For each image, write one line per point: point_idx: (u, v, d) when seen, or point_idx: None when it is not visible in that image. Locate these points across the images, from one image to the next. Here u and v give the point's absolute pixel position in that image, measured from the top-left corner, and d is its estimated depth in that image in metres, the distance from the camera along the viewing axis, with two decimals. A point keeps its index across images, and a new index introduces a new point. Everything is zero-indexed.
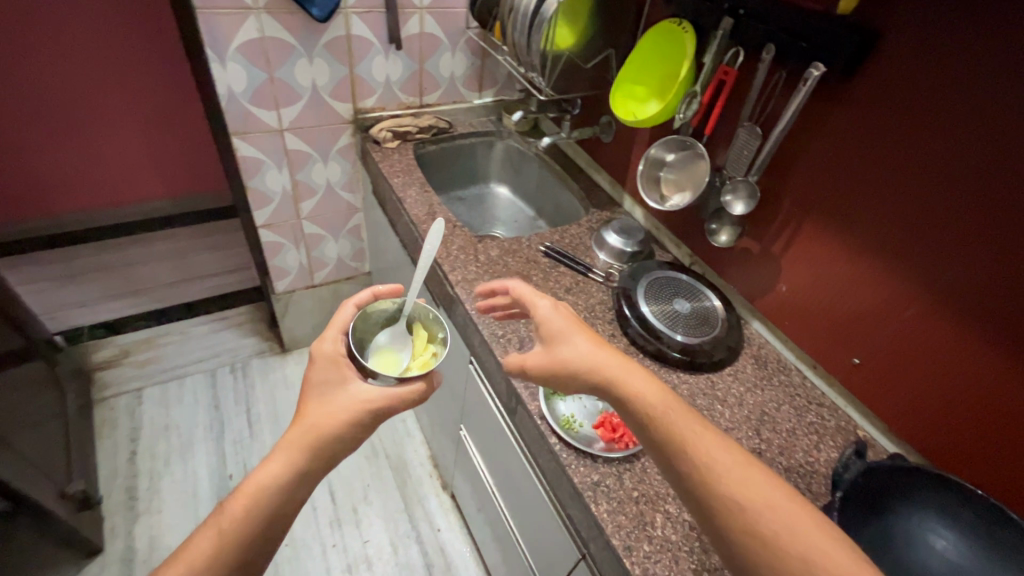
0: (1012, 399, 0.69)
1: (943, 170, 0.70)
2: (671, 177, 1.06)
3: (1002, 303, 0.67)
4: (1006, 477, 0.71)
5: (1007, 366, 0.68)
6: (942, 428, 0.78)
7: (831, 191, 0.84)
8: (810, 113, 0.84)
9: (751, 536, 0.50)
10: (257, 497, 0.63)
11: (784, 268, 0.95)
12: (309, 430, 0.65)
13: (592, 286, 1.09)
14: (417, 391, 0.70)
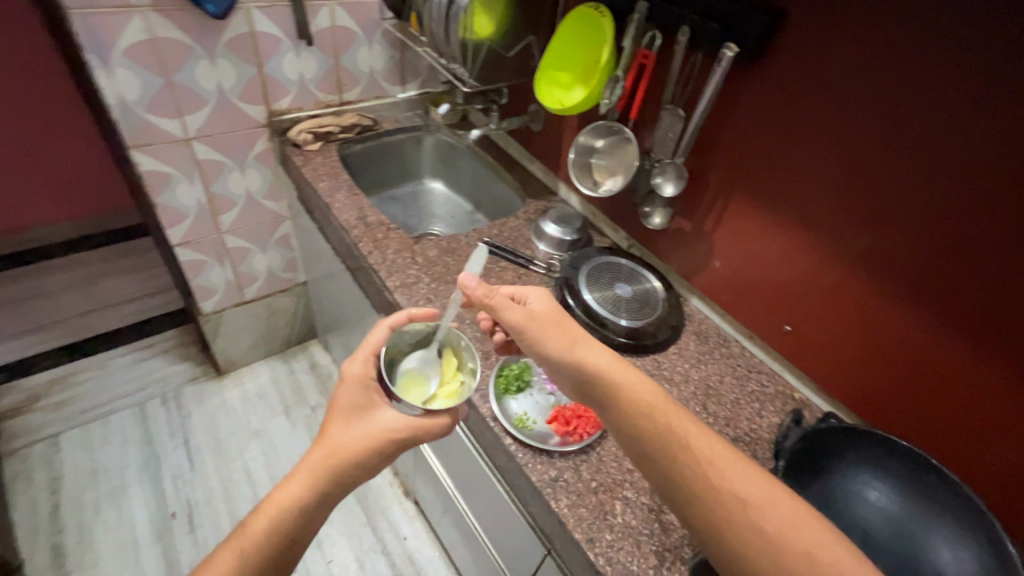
0: (926, 352, 0.74)
1: (856, 144, 0.74)
2: (602, 163, 1.06)
3: (911, 264, 0.72)
4: (924, 423, 0.78)
5: (920, 321, 0.74)
6: (867, 383, 0.83)
7: (753, 167, 0.87)
8: (728, 92, 0.86)
9: (725, 520, 0.53)
10: (276, 518, 0.62)
11: (716, 245, 0.98)
12: (332, 452, 0.65)
13: (535, 278, 1.08)
14: (439, 425, 0.69)
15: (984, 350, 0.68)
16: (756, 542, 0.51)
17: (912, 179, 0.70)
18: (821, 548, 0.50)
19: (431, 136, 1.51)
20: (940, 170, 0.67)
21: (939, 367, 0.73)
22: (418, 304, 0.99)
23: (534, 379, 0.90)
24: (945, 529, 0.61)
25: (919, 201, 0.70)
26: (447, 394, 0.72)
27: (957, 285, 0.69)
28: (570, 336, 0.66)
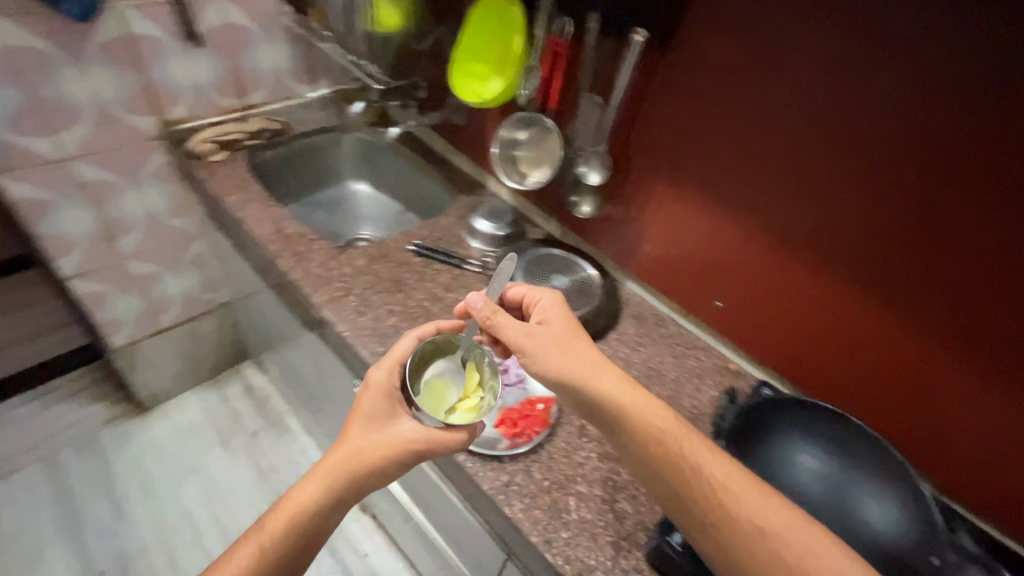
0: (847, 318, 0.79)
1: (787, 130, 0.75)
2: (526, 155, 1.04)
3: (829, 237, 0.76)
4: (848, 384, 0.83)
5: (840, 290, 0.78)
6: (796, 351, 0.87)
7: (673, 150, 0.88)
8: (644, 77, 0.87)
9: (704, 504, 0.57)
10: (296, 515, 0.65)
11: (646, 228, 0.99)
12: (350, 458, 0.66)
13: (471, 278, 1.05)
14: (455, 441, 0.68)
15: (900, 316, 0.74)
16: (729, 521, 0.56)
17: (841, 163, 0.72)
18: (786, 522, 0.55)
19: (350, 136, 1.40)
20: (858, 152, 0.70)
21: (873, 339, 0.77)
22: (348, 318, 0.94)
23: None
24: (871, 485, 0.63)
25: (849, 185, 0.72)
26: (468, 408, 0.71)
27: (872, 256, 0.73)
28: (581, 358, 0.65)
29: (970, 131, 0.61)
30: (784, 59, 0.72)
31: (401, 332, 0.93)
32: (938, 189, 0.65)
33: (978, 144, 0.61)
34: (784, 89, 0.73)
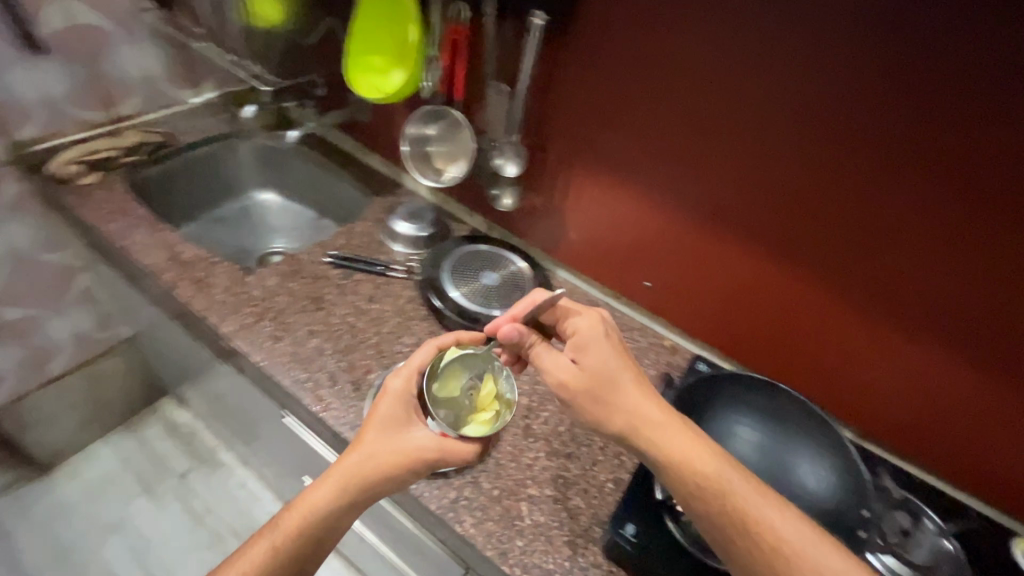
0: (776, 289, 0.81)
1: (720, 118, 0.74)
2: (440, 150, 0.98)
3: (754, 212, 0.77)
4: (780, 351, 0.86)
5: (768, 262, 0.80)
6: (729, 324, 0.89)
7: (589, 134, 0.87)
8: (549, 61, 0.84)
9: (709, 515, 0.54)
10: (305, 520, 0.60)
11: (571, 214, 0.97)
12: (364, 462, 0.61)
13: (396, 285, 1.00)
14: (468, 455, 0.64)
15: (827, 283, 0.76)
16: (733, 529, 0.53)
17: (775, 149, 0.72)
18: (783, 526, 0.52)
19: (247, 141, 1.27)
20: (779, 127, 0.70)
21: (815, 316, 0.79)
22: (263, 347, 0.86)
23: None
24: (797, 441, 0.67)
25: (786, 171, 0.72)
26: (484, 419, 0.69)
27: (797, 228, 0.75)
28: (617, 397, 0.59)
29: (900, 112, 0.62)
30: (702, 44, 0.71)
31: (325, 353, 0.86)
32: (870, 172, 0.67)
33: (906, 128, 0.63)
34: (713, 76, 0.72)
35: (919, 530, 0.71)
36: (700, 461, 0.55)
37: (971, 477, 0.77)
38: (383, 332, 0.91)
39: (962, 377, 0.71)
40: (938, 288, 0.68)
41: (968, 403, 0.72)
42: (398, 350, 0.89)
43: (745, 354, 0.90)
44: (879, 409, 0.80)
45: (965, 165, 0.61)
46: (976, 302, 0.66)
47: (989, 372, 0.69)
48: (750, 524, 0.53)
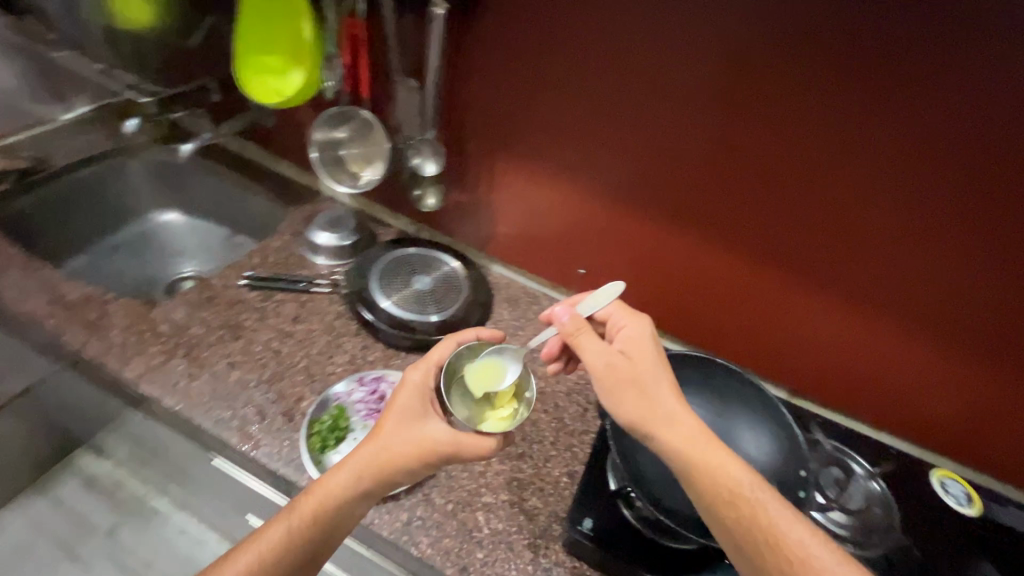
0: (714, 266, 0.82)
1: (644, 105, 0.73)
2: (354, 152, 0.93)
3: (686, 194, 0.78)
4: (720, 325, 0.88)
5: (705, 242, 0.81)
6: (669, 305, 0.90)
7: (507, 125, 0.84)
8: (456, 52, 0.80)
9: (731, 524, 0.51)
10: (320, 509, 0.56)
11: (499, 208, 0.95)
12: (385, 450, 0.58)
13: (322, 300, 0.93)
14: (482, 452, 0.58)
15: (762, 257, 0.78)
16: (756, 538, 0.50)
17: (703, 135, 0.72)
18: (801, 538, 0.50)
19: (137, 158, 1.13)
20: (709, 109, 0.70)
21: (754, 290, 0.81)
22: (177, 387, 0.77)
23: (353, 421, 0.77)
24: (734, 411, 0.70)
25: (716, 156, 0.73)
26: (501, 416, 0.64)
27: (731, 207, 0.76)
28: (658, 404, 0.56)
29: (826, 91, 0.63)
30: (612, 28, 0.70)
31: (249, 385, 0.79)
32: (796, 152, 0.68)
33: (831, 105, 0.63)
34: (631, 62, 0.71)
35: (851, 478, 0.76)
36: (726, 470, 0.52)
37: (898, 424, 0.82)
38: (313, 354, 0.85)
39: (891, 337, 0.75)
40: (863, 256, 0.71)
41: (896, 360, 0.77)
42: (332, 371, 0.83)
43: (686, 332, 0.91)
44: (817, 372, 0.84)
45: (881, 139, 0.63)
46: (899, 267, 0.70)
47: (913, 329, 0.73)
48: (777, 546, 0.50)
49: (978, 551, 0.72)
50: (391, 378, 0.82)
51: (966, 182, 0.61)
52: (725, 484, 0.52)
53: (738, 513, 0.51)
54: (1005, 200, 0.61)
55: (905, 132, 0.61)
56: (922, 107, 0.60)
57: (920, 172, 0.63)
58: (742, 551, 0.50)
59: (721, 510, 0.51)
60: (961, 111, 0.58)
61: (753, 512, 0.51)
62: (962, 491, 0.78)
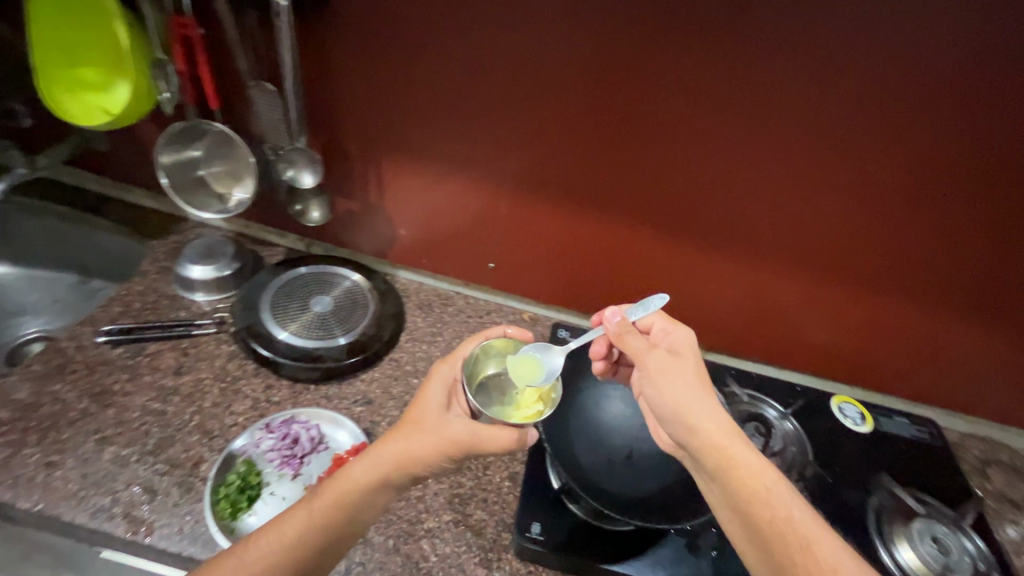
0: (622, 242, 0.83)
1: (539, 93, 0.70)
2: (216, 170, 0.82)
3: (585, 175, 0.76)
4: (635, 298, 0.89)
5: (612, 220, 0.80)
6: (584, 285, 0.90)
7: (387, 123, 0.77)
8: (315, 48, 0.72)
9: (763, 524, 0.48)
10: (339, 497, 0.53)
11: (394, 212, 0.88)
12: (407, 441, 0.55)
13: (207, 343, 0.82)
14: (503, 446, 0.56)
15: (667, 228, 0.79)
16: (782, 538, 0.47)
17: (606, 119, 0.71)
18: (837, 550, 0.46)
19: None
20: (598, 87, 0.68)
21: (663, 259, 0.83)
22: (33, 484, 0.64)
23: (265, 475, 0.68)
24: None
25: (623, 140, 0.72)
26: (524, 414, 0.60)
27: (632, 183, 0.76)
28: (694, 398, 0.55)
29: (708, 58, 0.63)
30: (488, 12, 0.65)
31: (130, 461, 0.68)
32: (698, 129, 0.69)
33: (714, 73, 0.64)
34: (516, 47, 0.67)
35: (768, 423, 0.81)
36: (761, 472, 0.51)
37: (801, 360, 0.90)
38: (206, 408, 0.74)
39: (790, 287, 0.81)
40: (768, 221, 0.75)
41: (802, 309, 0.83)
42: (231, 423, 0.73)
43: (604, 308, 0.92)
44: (734, 329, 0.89)
45: (776, 111, 0.65)
46: (799, 228, 0.74)
47: (817, 282, 0.79)
48: (795, 551, 0.47)
49: (876, 464, 0.81)
50: (302, 417, 0.73)
51: (849, 144, 0.66)
52: (759, 484, 0.50)
53: (769, 513, 0.49)
54: (898, 159, 0.66)
55: (796, 103, 0.64)
56: (809, 78, 0.62)
57: (812, 138, 0.66)
58: (772, 556, 0.47)
59: (755, 507, 0.49)
60: (843, 80, 0.62)
61: (787, 517, 0.48)
62: (857, 412, 0.87)
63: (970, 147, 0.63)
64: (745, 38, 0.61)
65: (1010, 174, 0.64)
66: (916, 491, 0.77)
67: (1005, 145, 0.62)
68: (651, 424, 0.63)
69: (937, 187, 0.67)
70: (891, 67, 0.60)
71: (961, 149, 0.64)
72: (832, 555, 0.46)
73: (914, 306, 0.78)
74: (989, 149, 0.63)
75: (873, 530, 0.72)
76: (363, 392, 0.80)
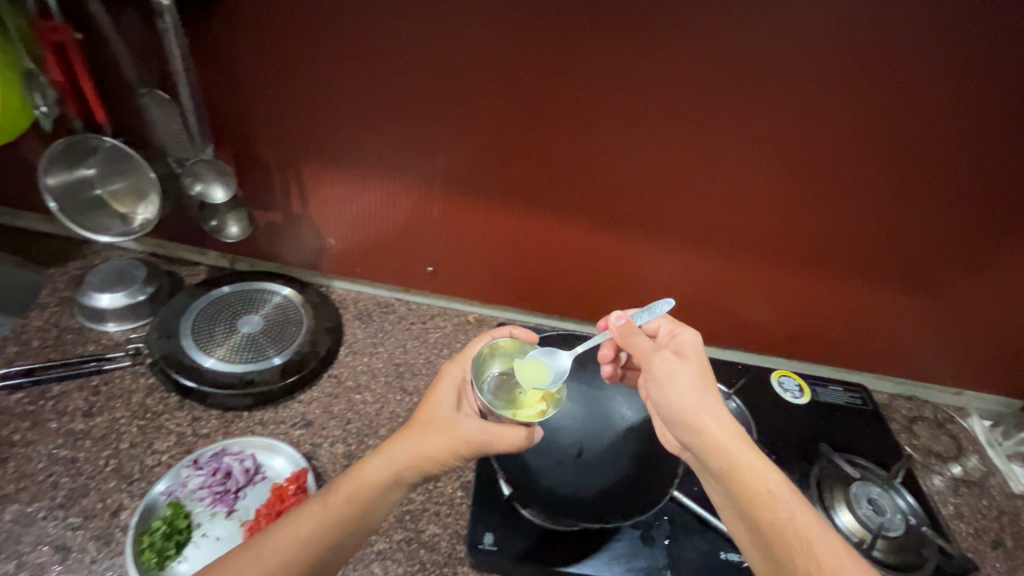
0: (559, 238, 0.82)
1: (460, 90, 0.68)
2: (119, 187, 0.75)
3: (517, 172, 0.75)
4: (577, 291, 0.90)
5: (548, 216, 0.79)
6: (524, 282, 0.89)
7: (303, 129, 0.73)
8: (213, 51, 0.66)
9: (766, 525, 0.49)
10: (354, 490, 0.53)
11: (322, 221, 0.84)
12: (420, 438, 0.56)
13: (122, 378, 0.75)
14: (512, 444, 0.56)
15: (603, 220, 0.79)
16: (782, 538, 0.48)
17: (530, 115, 0.69)
18: (834, 557, 0.46)
19: None
20: (523, 82, 0.66)
21: (601, 251, 0.83)
22: None
23: (195, 515, 0.63)
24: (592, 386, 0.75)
25: (550, 134, 0.70)
26: (527, 414, 0.61)
27: (564, 177, 0.75)
28: (699, 398, 0.56)
29: (628, 50, 0.62)
30: (397, 7, 0.62)
31: (37, 519, 0.61)
32: (623, 121, 0.68)
33: (637, 64, 0.63)
34: (430, 44, 0.64)
35: None
36: (764, 474, 0.52)
37: (740, 339, 0.93)
38: (123, 449, 0.68)
39: (724, 269, 0.83)
40: (697, 208, 0.76)
41: (736, 290, 0.86)
42: (153, 464, 0.67)
43: (547, 304, 0.92)
44: (675, 314, 0.91)
45: (698, 99, 0.65)
46: (728, 213, 0.76)
47: (748, 263, 0.81)
48: (795, 552, 0.47)
49: (813, 434, 0.84)
50: (234, 448, 0.68)
51: (768, 128, 0.67)
52: (763, 487, 0.51)
53: (772, 515, 0.49)
54: (817, 141, 0.67)
55: (715, 91, 0.64)
56: (729, 65, 0.62)
57: (732, 125, 0.67)
58: (774, 558, 0.48)
59: (757, 508, 0.50)
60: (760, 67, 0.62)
61: (789, 519, 0.49)
62: (795, 385, 0.91)
63: (886, 125, 0.64)
64: (657, 28, 0.60)
65: (921, 150, 0.66)
66: (852, 456, 0.81)
67: (913, 123, 0.64)
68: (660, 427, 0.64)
69: (855, 167, 0.69)
70: (800, 51, 0.60)
71: (873, 128, 0.65)
72: (830, 561, 0.46)
73: (841, 280, 0.81)
74: (900, 126, 0.64)
75: (815, 498, 0.75)
76: (301, 414, 0.76)
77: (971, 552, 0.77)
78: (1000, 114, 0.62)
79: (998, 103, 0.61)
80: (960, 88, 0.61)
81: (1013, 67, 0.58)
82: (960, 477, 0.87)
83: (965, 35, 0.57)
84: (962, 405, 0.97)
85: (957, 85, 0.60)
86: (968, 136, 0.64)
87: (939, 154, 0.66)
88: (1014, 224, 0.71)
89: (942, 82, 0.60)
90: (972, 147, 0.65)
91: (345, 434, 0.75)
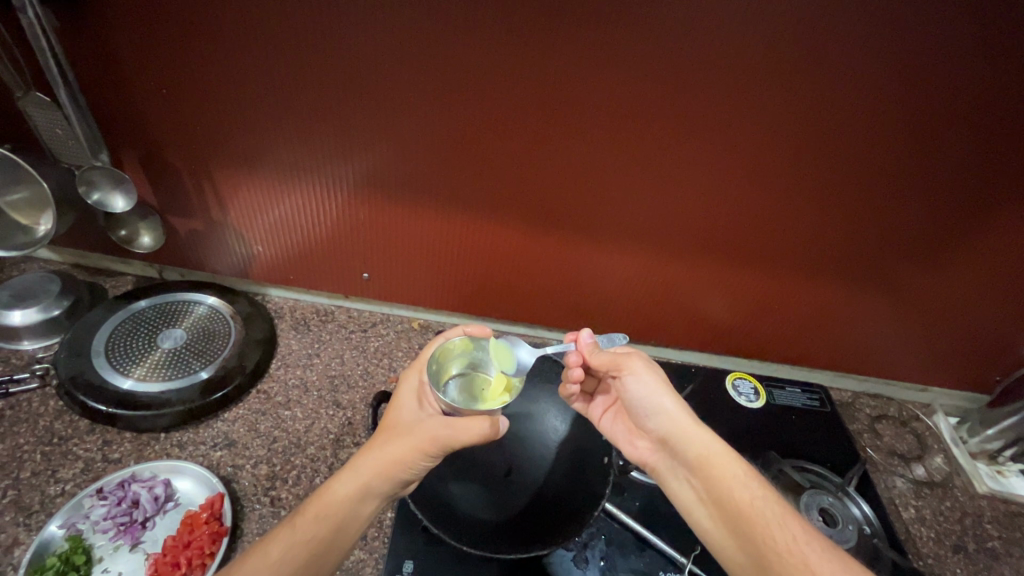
0: (495, 241, 0.78)
1: (362, 88, 0.63)
2: (15, 199, 0.68)
3: (441, 173, 0.70)
4: (521, 295, 0.86)
5: (484, 220, 0.75)
6: (467, 287, 0.86)
7: (208, 134, 0.68)
8: (95, 53, 0.62)
9: (743, 509, 0.47)
10: (321, 509, 0.48)
11: (244, 228, 0.79)
12: (385, 445, 0.52)
13: (30, 402, 0.71)
14: (482, 436, 0.52)
15: (539, 223, 0.75)
16: (763, 526, 0.45)
17: (443, 114, 0.64)
18: (809, 535, 0.44)
19: None
20: (431, 81, 0.61)
21: (541, 255, 0.80)
22: None
23: (96, 550, 0.59)
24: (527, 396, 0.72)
25: (469, 133, 0.66)
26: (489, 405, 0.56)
27: (493, 179, 0.70)
28: (667, 394, 0.56)
29: (537, 48, 0.58)
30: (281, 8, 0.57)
31: None
32: (541, 119, 0.64)
33: (547, 62, 0.59)
34: (318, 41, 0.59)
35: None
36: (735, 463, 0.50)
37: (692, 340, 0.90)
38: (23, 478, 0.64)
39: (669, 270, 0.79)
40: (632, 208, 0.72)
41: (684, 290, 0.82)
42: (55, 494, 0.63)
43: (492, 308, 0.89)
44: (624, 317, 0.87)
45: (618, 96, 0.61)
46: (666, 212, 0.72)
47: (692, 263, 0.78)
48: (776, 542, 0.44)
49: (765, 441, 0.81)
50: (144, 474, 0.64)
51: (693, 125, 0.62)
52: (734, 470, 0.49)
53: (748, 500, 0.47)
54: (749, 139, 0.63)
55: (635, 85, 0.60)
56: (647, 61, 0.58)
57: (658, 122, 0.62)
58: (754, 543, 0.45)
59: (734, 492, 0.48)
60: (680, 62, 0.57)
61: (765, 504, 0.47)
62: (751, 388, 0.89)
63: (820, 118, 0.60)
64: (559, 19, 0.55)
65: (858, 141, 0.62)
66: (804, 462, 0.78)
67: (838, 118, 0.60)
68: (630, 439, 0.60)
69: (795, 164, 0.65)
70: (716, 41, 0.55)
71: (803, 122, 0.61)
72: (807, 537, 0.44)
73: (792, 278, 0.78)
74: (830, 118, 0.60)
75: None
76: (223, 434, 0.72)
77: (932, 558, 0.73)
78: (937, 100, 0.57)
79: (930, 90, 0.57)
80: (889, 76, 0.56)
81: (939, 54, 0.54)
82: (924, 479, 0.84)
83: (887, 17, 0.52)
84: (928, 401, 0.94)
85: (888, 71, 0.56)
86: (903, 128, 0.60)
87: (876, 147, 0.62)
88: (963, 216, 0.67)
89: (872, 68, 0.56)
90: (908, 138, 0.61)
91: (269, 454, 0.71)
